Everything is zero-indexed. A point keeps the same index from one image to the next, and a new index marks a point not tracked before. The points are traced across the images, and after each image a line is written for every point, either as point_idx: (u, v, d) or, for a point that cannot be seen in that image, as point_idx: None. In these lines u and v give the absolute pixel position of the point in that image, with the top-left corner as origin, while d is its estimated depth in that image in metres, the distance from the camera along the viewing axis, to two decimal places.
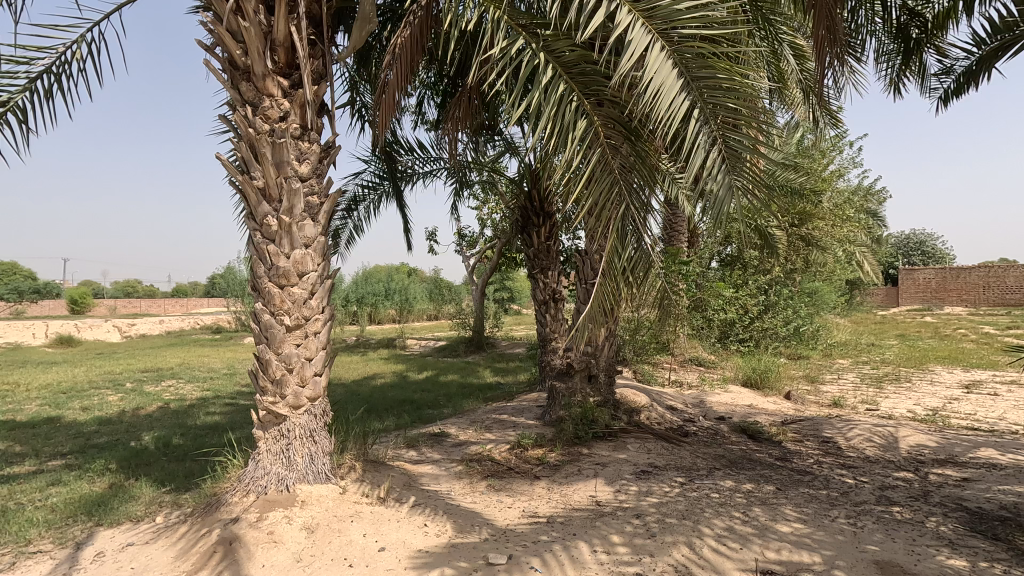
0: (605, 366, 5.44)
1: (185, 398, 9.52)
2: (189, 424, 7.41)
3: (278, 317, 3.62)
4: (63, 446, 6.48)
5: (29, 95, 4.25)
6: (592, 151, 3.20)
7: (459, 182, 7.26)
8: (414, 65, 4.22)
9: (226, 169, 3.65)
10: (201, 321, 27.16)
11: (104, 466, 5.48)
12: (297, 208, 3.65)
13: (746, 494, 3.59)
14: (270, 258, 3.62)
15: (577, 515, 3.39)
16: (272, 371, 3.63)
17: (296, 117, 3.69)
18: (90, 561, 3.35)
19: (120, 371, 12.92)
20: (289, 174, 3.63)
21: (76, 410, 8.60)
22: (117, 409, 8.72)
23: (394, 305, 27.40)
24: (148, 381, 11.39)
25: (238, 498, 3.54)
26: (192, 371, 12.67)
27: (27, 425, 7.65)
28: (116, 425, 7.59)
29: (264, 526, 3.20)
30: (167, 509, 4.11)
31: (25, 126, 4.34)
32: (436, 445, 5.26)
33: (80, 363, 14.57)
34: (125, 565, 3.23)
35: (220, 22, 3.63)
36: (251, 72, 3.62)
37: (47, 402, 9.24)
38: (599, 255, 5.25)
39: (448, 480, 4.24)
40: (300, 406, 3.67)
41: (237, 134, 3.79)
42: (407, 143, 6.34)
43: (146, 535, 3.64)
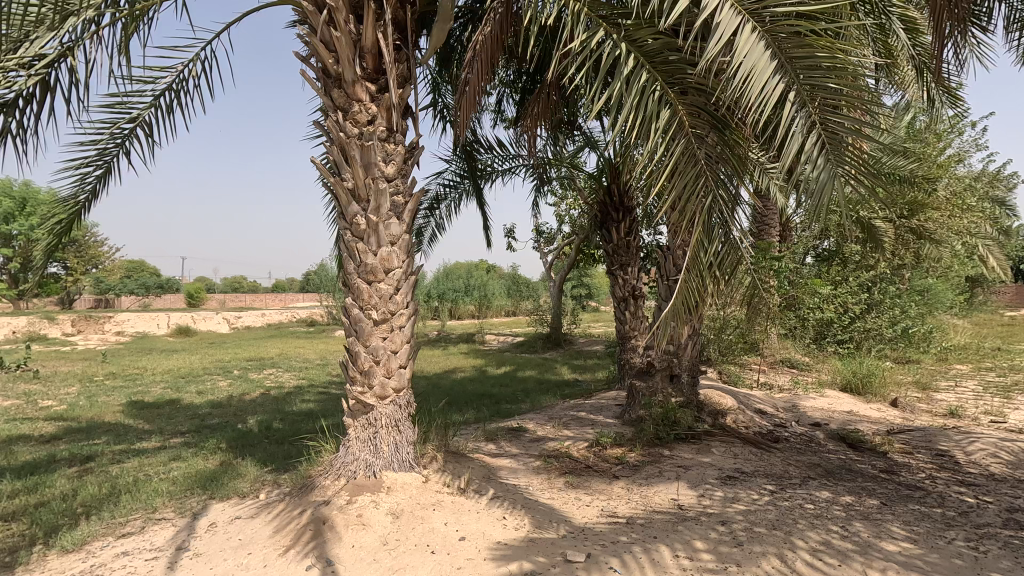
0: (687, 366, 5.27)
1: (284, 386, 10.28)
2: (287, 410, 7.98)
3: (366, 311, 3.81)
4: (182, 426, 7.21)
5: (154, 110, 4.75)
6: (676, 142, 3.05)
7: (538, 179, 7.32)
8: (494, 62, 4.26)
9: (320, 172, 3.88)
10: (297, 314, 29.24)
11: (216, 445, 6.05)
12: (383, 208, 3.81)
13: (845, 507, 3.33)
14: (359, 256, 3.81)
15: (658, 518, 3.29)
16: (360, 363, 3.82)
17: (383, 121, 3.85)
18: (204, 531, 3.71)
19: (229, 359, 14.19)
20: (376, 175, 3.80)
21: (193, 394, 9.55)
22: (226, 394, 9.58)
23: (474, 301, 28.11)
24: (252, 369, 12.42)
25: (331, 481, 3.76)
26: (289, 361, 13.67)
27: (153, 406, 8.59)
28: (226, 408, 8.34)
29: (353, 509, 3.38)
30: (268, 487, 4.46)
31: (151, 138, 4.86)
32: (514, 440, 5.32)
33: (197, 351, 16.17)
34: (233, 536, 3.55)
35: (314, 34, 3.87)
36: (341, 79, 3.83)
37: (169, 386, 10.34)
38: (683, 251, 5.08)
39: (526, 475, 4.27)
40: (386, 396, 3.85)
41: (330, 139, 4.02)
42: (486, 142, 6.47)
43: (250, 510, 3.97)
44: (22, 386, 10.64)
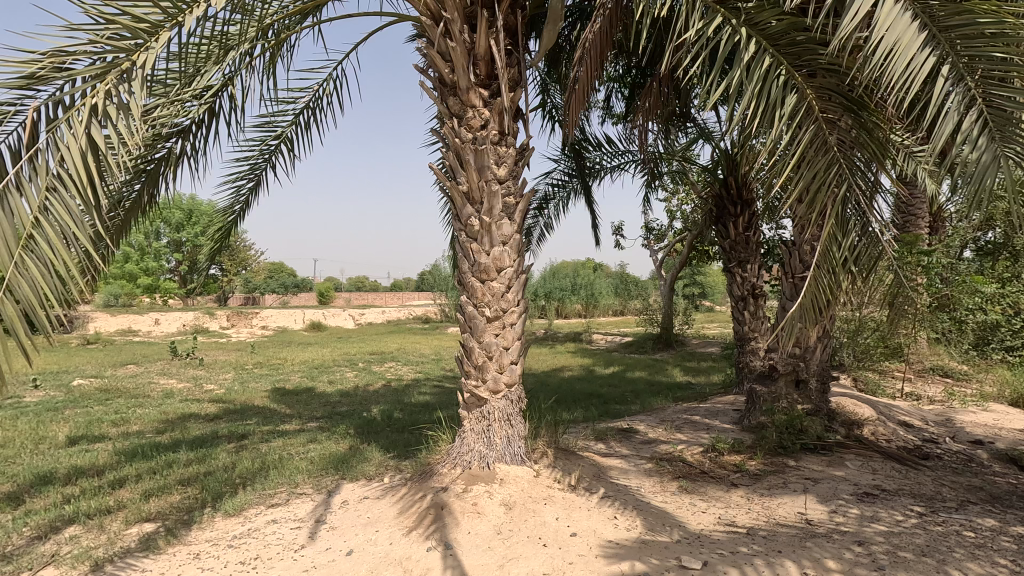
0: (816, 371, 4.88)
1: (403, 379, 11.00)
2: (406, 401, 8.53)
3: (479, 309, 3.96)
4: (317, 413, 8.00)
5: (295, 127, 5.31)
6: (804, 129, 2.83)
7: (648, 175, 7.13)
8: (603, 59, 4.23)
9: (437, 176, 4.10)
10: (413, 312, 31.07)
11: (345, 431, 6.64)
12: (495, 209, 3.95)
13: (1016, 539, 2.88)
14: (473, 256, 3.98)
15: (782, 532, 3.08)
16: (474, 358, 3.98)
17: (495, 124, 3.99)
18: (338, 507, 4.10)
19: (354, 353, 15.46)
20: (489, 177, 3.95)
21: (325, 384, 10.53)
22: (353, 384, 10.46)
23: (581, 301, 28.00)
24: (375, 363, 13.43)
25: (448, 469, 3.97)
26: (407, 356, 14.59)
27: (293, 393, 9.62)
28: (353, 398, 9.12)
29: (468, 497, 3.54)
30: (391, 472, 4.81)
31: (293, 152, 5.44)
32: (624, 440, 5.25)
33: (328, 345, 17.80)
34: (363, 514, 3.87)
35: (432, 46, 4.10)
36: (456, 87, 4.02)
37: (306, 376, 11.50)
38: (810, 246, 4.70)
39: (637, 476, 4.20)
40: (499, 391, 3.98)
41: (446, 145, 4.23)
42: (595, 139, 6.44)
43: (377, 492, 4.31)
44: (191, 372, 12.41)
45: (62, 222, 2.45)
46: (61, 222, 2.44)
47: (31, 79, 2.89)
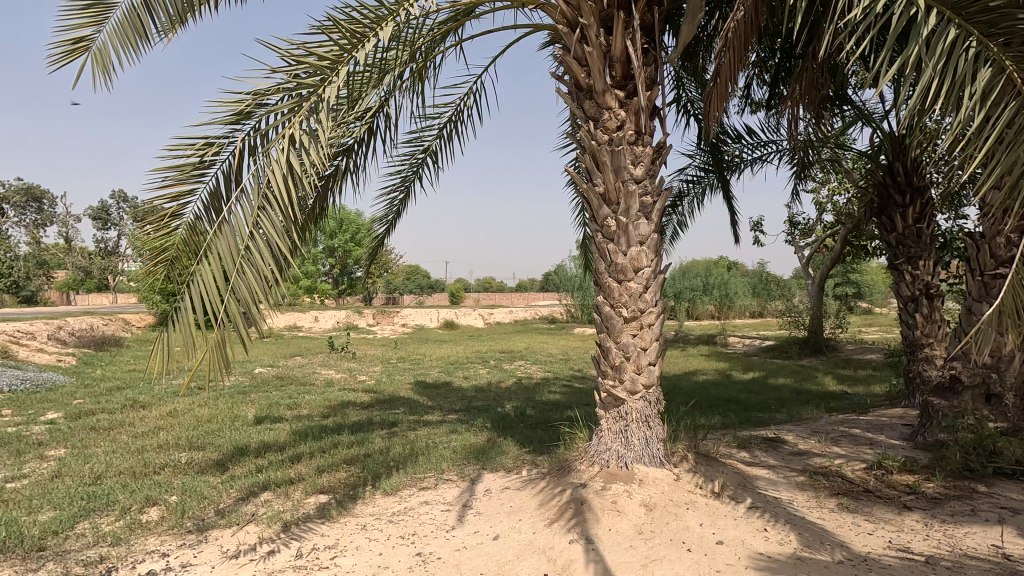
0: (1013, 384, 4.19)
1: (533, 377, 11.29)
2: (537, 399, 8.76)
3: (616, 309, 3.98)
4: (456, 406, 8.53)
5: (439, 140, 5.73)
6: (1002, 107, 2.46)
7: (795, 165, 6.61)
8: (748, 47, 4.03)
9: (573, 179, 4.18)
10: (540, 312, 31.65)
11: (482, 424, 7.01)
12: (632, 209, 3.94)
13: None
14: (609, 256, 4.01)
15: (972, 565, 2.71)
16: (612, 358, 4.01)
17: (631, 124, 3.98)
18: (482, 495, 4.36)
19: (486, 350, 16.17)
20: (626, 178, 3.95)
21: (461, 379, 11.17)
22: (486, 381, 10.96)
23: (714, 301, 26.50)
24: (505, 361, 13.94)
25: (586, 466, 4.04)
26: (535, 355, 14.93)
27: (433, 386, 10.34)
28: (487, 393, 9.56)
29: (608, 495, 3.59)
30: (529, 466, 5.01)
31: (437, 163, 5.87)
32: (771, 450, 4.93)
33: (461, 342, 18.81)
34: (505, 503, 4.09)
35: (568, 52, 4.19)
36: (592, 90, 4.07)
37: (444, 371, 12.28)
38: (1005, 238, 4.04)
39: (788, 489, 3.93)
40: (636, 392, 3.96)
41: (581, 148, 4.31)
42: (735, 131, 6.12)
43: (517, 483, 4.51)
44: (346, 364, 13.86)
45: (268, 234, 2.91)
46: (269, 234, 2.90)
47: (241, 114, 3.49)
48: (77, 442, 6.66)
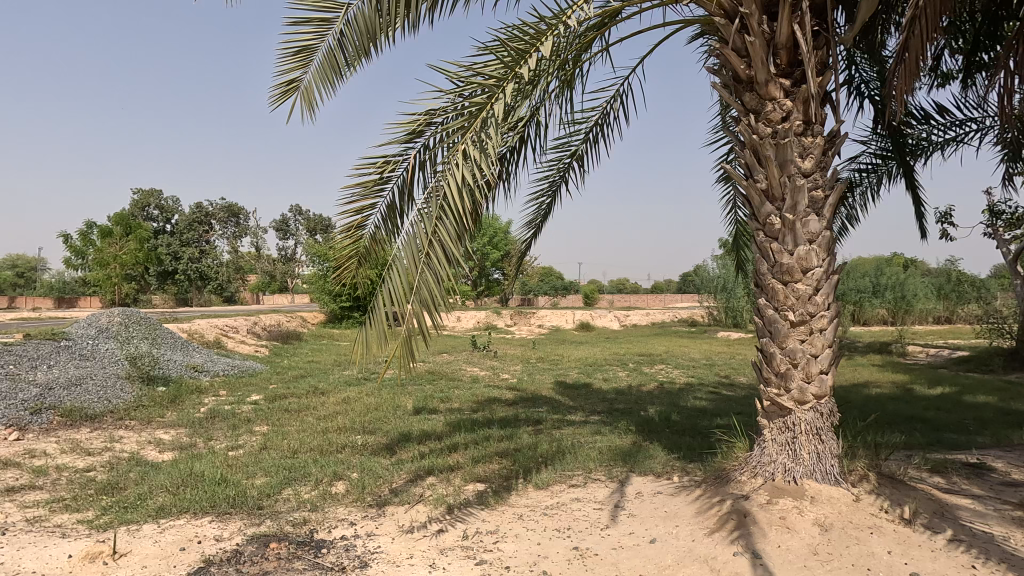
0: None
1: (676, 382, 10.90)
2: (682, 405, 8.46)
3: (782, 312, 3.73)
4: (598, 407, 8.55)
5: (585, 144, 5.80)
6: None
7: (1004, 145, 5.62)
8: (944, 16, 3.54)
9: (731, 176, 3.99)
10: (679, 314, 30.36)
11: (627, 427, 6.96)
12: (800, 205, 3.67)
13: None
14: (773, 256, 3.77)
15: None
16: (776, 364, 3.77)
17: (799, 114, 3.71)
18: (634, 497, 4.35)
19: (624, 353, 15.93)
20: (792, 172, 3.69)
21: (601, 381, 11.15)
22: (627, 384, 10.82)
23: (886, 304, 23.31)
24: (645, 364, 13.62)
25: (747, 477, 3.84)
26: (677, 359, 14.38)
27: (574, 387, 10.46)
28: (628, 396, 9.44)
29: (775, 510, 3.39)
30: (680, 473, 4.88)
31: (583, 167, 5.95)
32: (973, 477, 4.26)
33: (598, 344, 18.72)
34: (659, 507, 4.04)
35: (725, 44, 4.02)
36: (753, 81, 3.86)
37: (583, 372, 12.35)
38: None
39: (1002, 524, 3.38)
40: (806, 402, 3.68)
41: (740, 143, 4.10)
42: (923, 111, 5.37)
43: (669, 489, 4.43)
44: (489, 362, 14.55)
45: (444, 242, 3.21)
46: (447, 243, 3.21)
47: (414, 133, 3.87)
48: (276, 421, 7.84)
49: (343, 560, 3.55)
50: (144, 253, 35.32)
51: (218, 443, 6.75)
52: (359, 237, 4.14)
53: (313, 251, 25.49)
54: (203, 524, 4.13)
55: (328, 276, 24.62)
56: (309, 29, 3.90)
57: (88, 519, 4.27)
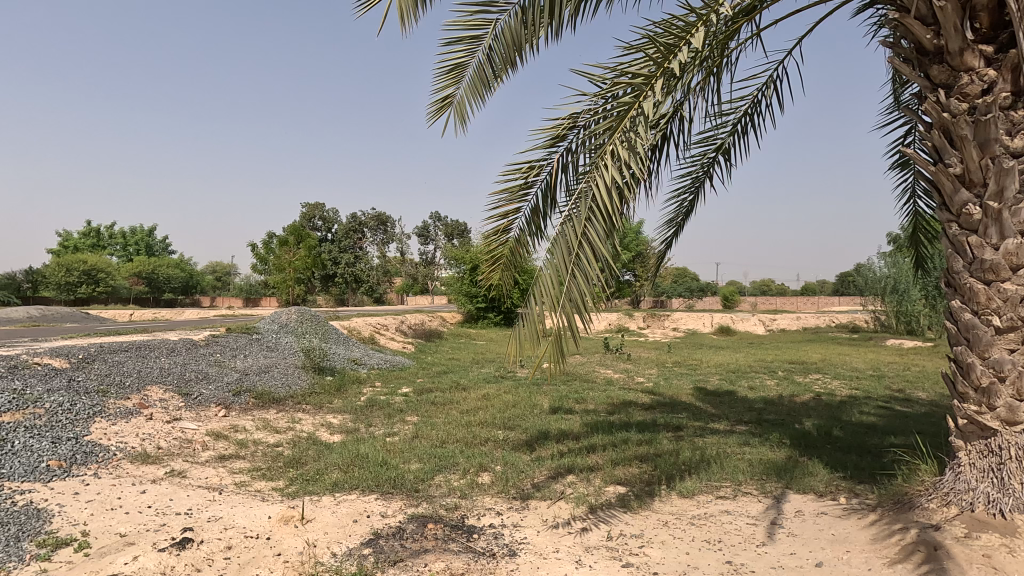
0: None
1: (837, 394, 9.81)
2: (845, 419, 7.60)
3: (984, 317, 3.20)
4: (745, 417, 8.00)
5: (732, 136, 5.47)
6: None
7: None
8: None
9: (914, 161, 3.51)
10: (836, 319, 27.26)
11: (779, 440, 6.44)
12: (1009, 191, 3.09)
13: None
14: (971, 251, 3.25)
15: None
16: (975, 377, 3.24)
17: (1006, 84, 3.16)
18: (793, 515, 4.02)
19: (772, 360, 14.70)
20: (998, 152, 3.15)
21: (746, 389, 10.41)
22: (777, 393, 9.98)
23: None
24: (797, 372, 12.44)
25: (936, 505, 3.36)
26: (836, 368, 12.93)
27: (716, 394, 9.90)
28: (779, 407, 8.71)
29: (975, 546, 2.93)
30: (848, 494, 4.41)
31: (730, 161, 5.61)
32: None
33: (740, 350, 17.50)
34: (825, 529, 3.69)
35: (906, 12, 3.55)
36: (944, 52, 3.36)
37: (725, 379, 11.63)
38: None
39: None
40: (1017, 423, 3.13)
41: (926, 123, 3.59)
42: None
43: (836, 510, 4.02)
44: (623, 365, 14.30)
45: (593, 243, 3.28)
46: (594, 243, 3.27)
47: (557, 137, 3.89)
48: (424, 412, 8.47)
49: (492, 547, 3.74)
50: (311, 259, 40.16)
51: (376, 429, 7.47)
52: (504, 240, 4.33)
53: (452, 254, 27.06)
54: (370, 501, 4.61)
55: (465, 278, 25.98)
56: (461, 47, 4.16)
57: (280, 487, 4.99)
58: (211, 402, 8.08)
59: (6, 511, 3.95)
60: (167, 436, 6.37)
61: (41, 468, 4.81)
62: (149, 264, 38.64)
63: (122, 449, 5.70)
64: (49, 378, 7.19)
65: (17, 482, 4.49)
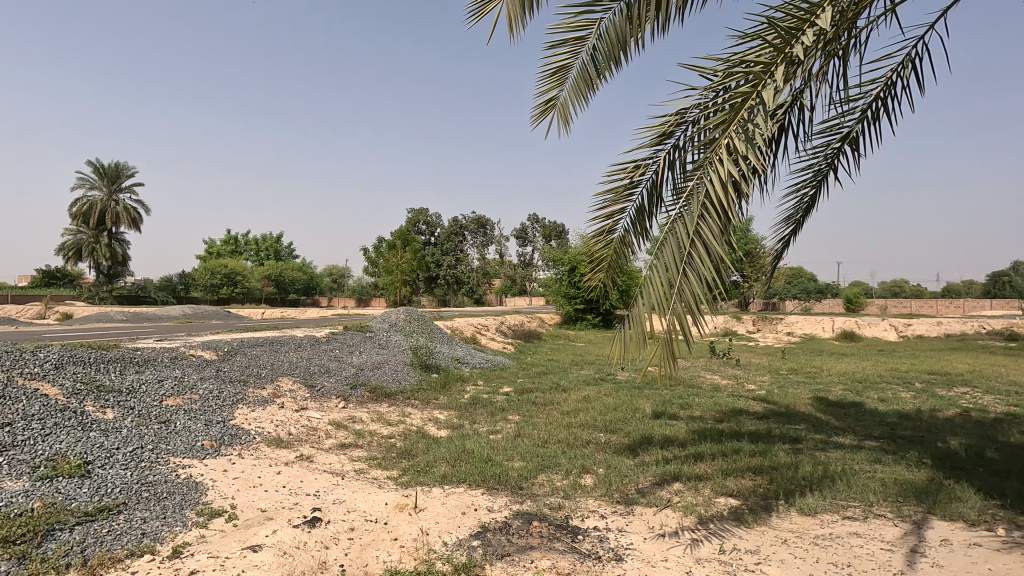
0: None
1: (990, 410, 8.58)
2: (1002, 439, 6.64)
3: None
4: (875, 431, 7.26)
5: (861, 124, 4.97)
6: None
7: None
8: None
9: None
10: (987, 325, 23.83)
11: (919, 459, 5.77)
12: None
13: None
14: None
15: None
16: None
17: None
18: (938, 544, 3.60)
19: (907, 369, 13.17)
20: None
21: (876, 401, 9.43)
22: (913, 407, 8.94)
23: None
24: (939, 384, 11.04)
25: None
26: (989, 381, 11.31)
27: (839, 405, 9.07)
28: (917, 422, 7.79)
29: None
30: (1008, 526, 3.86)
31: (858, 151, 5.11)
32: None
33: (868, 357, 15.87)
34: (980, 563, 3.26)
35: None
36: None
37: (850, 389, 10.61)
38: None
39: None
40: None
41: None
42: None
43: (993, 543, 3.54)
44: (731, 371, 13.54)
45: (706, 242, 3.16)
46: (707, 241, 3.15)
47: (664, 135, 3.78)
48: (525, 412, 8.59)
49: (598, 550, 3.72)
50: (416, 262, 42.25)
51: (480, 426, 7.71)
52: (608, 242, 4.29)
53: (549, 256, 27.15)
54: (476, 495, 4.77)
55: (563, 279, 25.96)
56: (565, 49, 4.18)
57: (394, 476, 5.31)
58: (332, 394, 8.78)
59: (172, 481, 4.57)
60: (296, 423, 7.02)
61: (197, 446, 5.52)
62: (276, 267, 42.76)
63: (260, 434, 6.37)
64: (201, 368, 8.22)
65: (180, 458, 5.19)
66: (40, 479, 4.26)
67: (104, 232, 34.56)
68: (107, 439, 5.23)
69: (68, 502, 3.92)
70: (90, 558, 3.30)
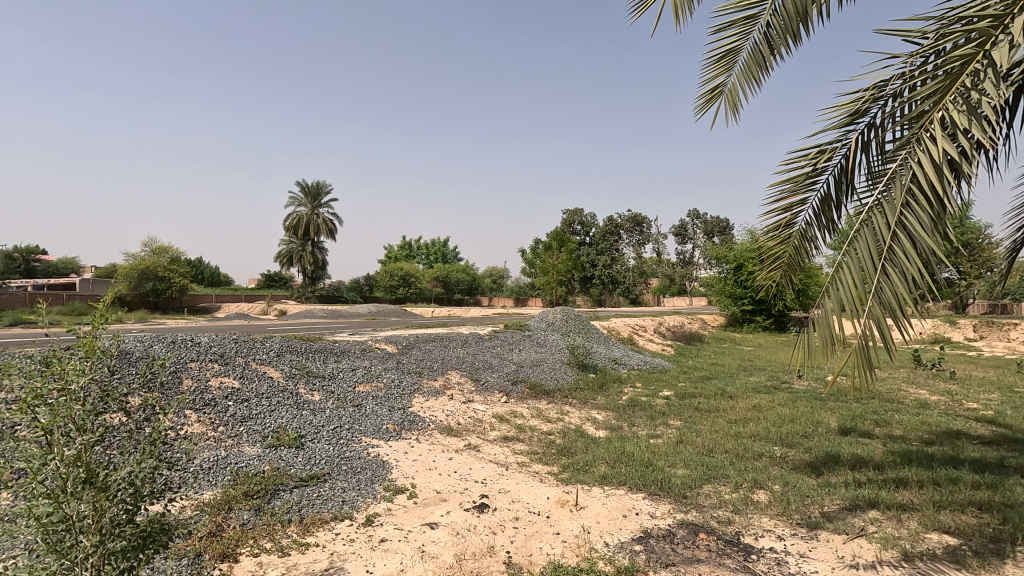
0: None
1: None
2: None
3: None
4: None
5: None
6: None
7: None
8: None
9: None
10: None
11: None
12: None
13: None
14: None
15: None
16: None
17: None
18: None
19: None
20: None
21: None
22: None
23: None
24: None
25: None
26: None
27: None
28: None
29: None
30: None
31: None
32: None
33: None
34: None
35: None
36: None
37: None
38: None
39: None
40: None
41: None
42: None
43: None
44: (944, 385, 11.37)
45: (913, 234, 2.71)
46: (915, 233, 2.69)
47: (856, 113, 3.32)
48: (688, 417, 8.18)
49: (774, 573, 3.41)
50: (572, 262, 42.67)
51: (640, 429, 7.53)
52: (786, 236, 3.90)
53: (713, 254, 25.46)
54: (637, 499, 4.67)
55: (729, 278, 24.21)
56: (734, 31, 3.90)
57: (555, 472, 5.44)
58: (495, 388, 9.28)
59: (364, 458, 5.23)
60: (464, 415, 7.54)
61: (384, 429, 6.25)
62: (444, 270, 46.37)
63: (434, 422, 6.98)
64: (385, 360, 9.25)
65: (372, 438, 5.92)
66: (268, 447, 5.17)
67: (309, 241, 40.63)
68: (315, 417, 6.16)
69: (288, 468, 4.71)
70: (305, 517, 3.92)
